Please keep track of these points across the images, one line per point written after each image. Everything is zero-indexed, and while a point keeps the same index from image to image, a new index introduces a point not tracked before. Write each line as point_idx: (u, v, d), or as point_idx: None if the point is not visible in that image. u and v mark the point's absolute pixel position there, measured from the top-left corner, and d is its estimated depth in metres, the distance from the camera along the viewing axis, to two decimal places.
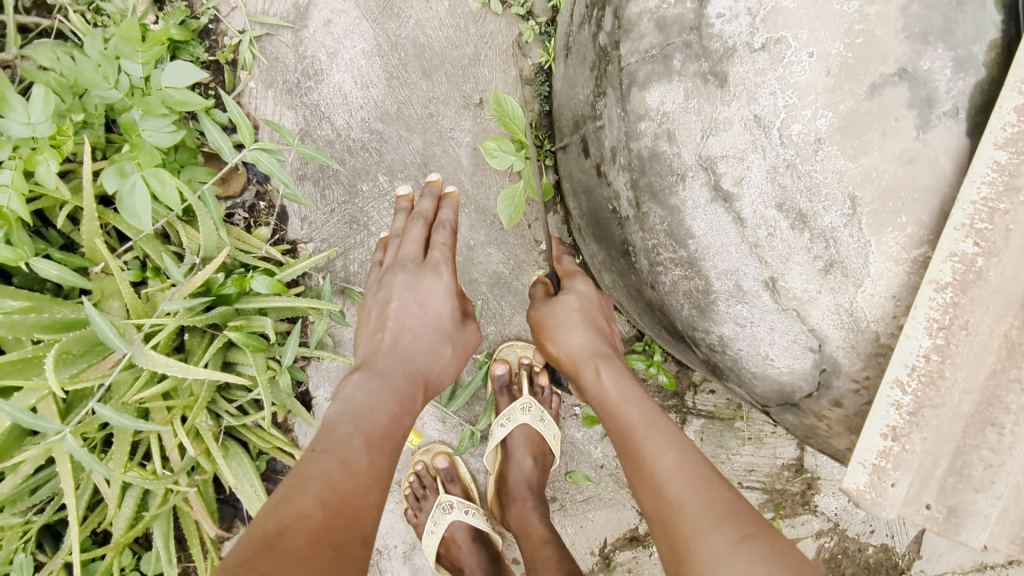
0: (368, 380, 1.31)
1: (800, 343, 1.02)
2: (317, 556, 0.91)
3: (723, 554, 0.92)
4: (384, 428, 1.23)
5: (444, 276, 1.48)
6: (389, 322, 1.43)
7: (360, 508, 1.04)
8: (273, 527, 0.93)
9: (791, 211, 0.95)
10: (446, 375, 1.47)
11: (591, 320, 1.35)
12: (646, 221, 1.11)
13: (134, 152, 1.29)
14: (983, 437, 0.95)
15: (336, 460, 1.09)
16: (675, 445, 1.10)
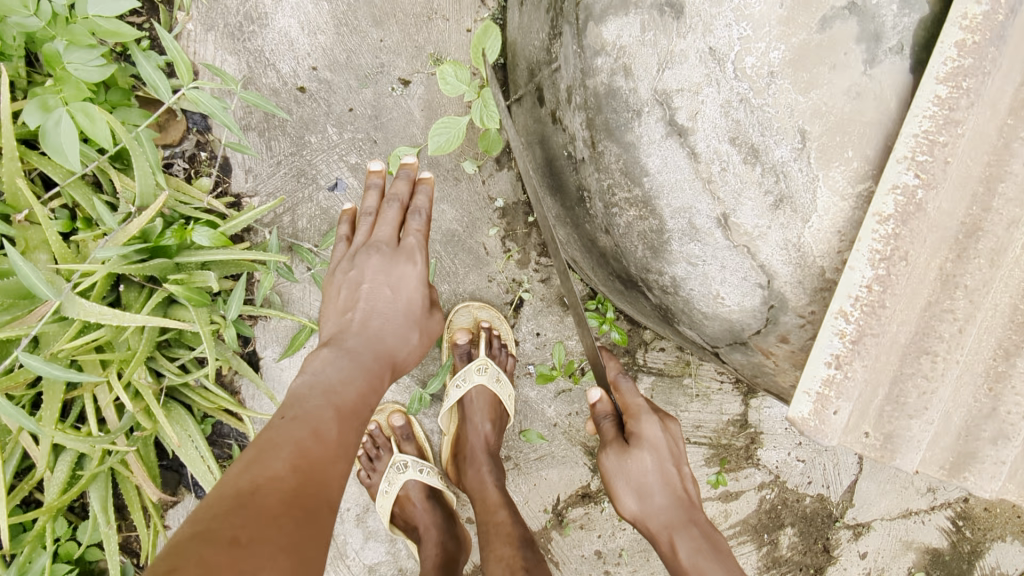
0: (338, 355, 1.27)
1: (750, 280, 1.04)
2: (291, 515, 0.88)
3: None
4: (354, 403, 1.18)
5: (418, 264, 1.48)
6: (360, 301, 1.40)
7: (331, 476, 1.01)
8: (244, 488, 0.89)
9: (743, 145, 0.96)
10: (412, 358, 1.45)
11: (664, 473, 1.42)
12: (602, 160, 1.12)
13: (60, 85, 1.23)
14: (918, 365, 0.99)
15: (307, 429, 1.05)
16: None
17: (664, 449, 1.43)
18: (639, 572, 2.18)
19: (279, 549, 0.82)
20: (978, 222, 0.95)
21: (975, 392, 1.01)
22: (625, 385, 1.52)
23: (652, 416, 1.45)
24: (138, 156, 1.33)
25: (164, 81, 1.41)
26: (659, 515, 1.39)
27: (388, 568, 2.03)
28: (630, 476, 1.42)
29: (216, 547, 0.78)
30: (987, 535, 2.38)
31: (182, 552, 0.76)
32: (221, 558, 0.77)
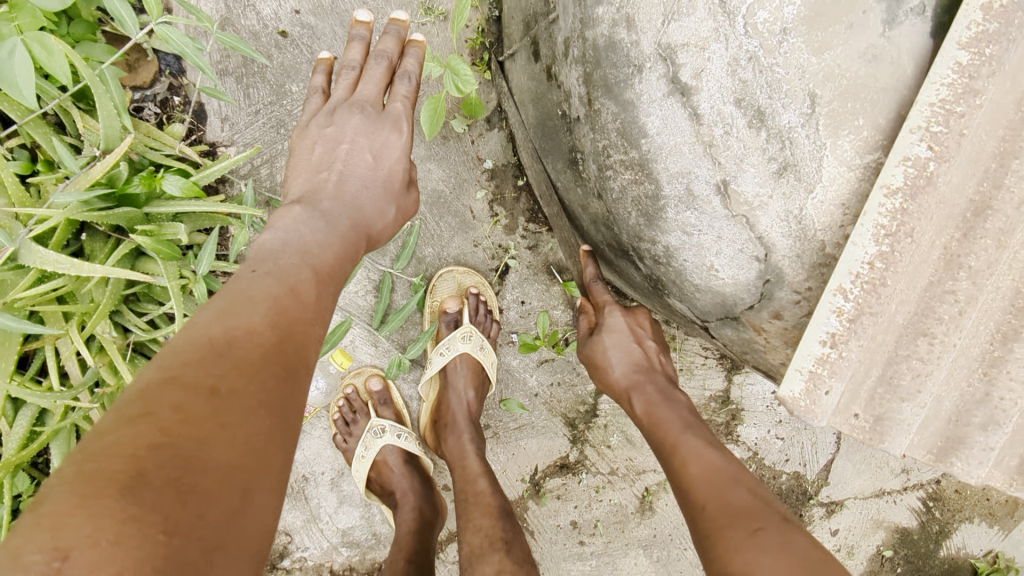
0: (312, 216, 1.18)
1: (746, 252, 0.99)
2: (270, 369, 0.82)
3: (740, 544, 0.90)
4: (331, 265, 1.10)
5: (403, 135, 1.39)
6: (337, 161, 1.31)
7: (310, 338, 0.94)
8: (219, 337, 0.82)
9: (749, 108, 0.90)
10: (387, 235, 1.37)
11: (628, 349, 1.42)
12: (598, 119, 1.06)
13: (15, 12, 1.13)
14: (914, 347, 0.96)
15: (283, 284, 0.96)
16: (702, 460, 1.09)
17: (626, 331, 1.42)
18: (613, 543, 2.18)
19: (260, 406, 0.78)
20: (988, 200, 0.91)
21: (969, 376, 0.99)
22: (597, 283, 1.45)
23: (613, 304, 1.44)
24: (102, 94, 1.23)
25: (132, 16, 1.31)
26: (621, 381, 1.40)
27: (361, 532, 2.01)
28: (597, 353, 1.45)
29: (193, 396, 0.73)
30: (956, 516, 2.41)
31: (154, 398, 0.71)
32: (199, 409, 0.72)
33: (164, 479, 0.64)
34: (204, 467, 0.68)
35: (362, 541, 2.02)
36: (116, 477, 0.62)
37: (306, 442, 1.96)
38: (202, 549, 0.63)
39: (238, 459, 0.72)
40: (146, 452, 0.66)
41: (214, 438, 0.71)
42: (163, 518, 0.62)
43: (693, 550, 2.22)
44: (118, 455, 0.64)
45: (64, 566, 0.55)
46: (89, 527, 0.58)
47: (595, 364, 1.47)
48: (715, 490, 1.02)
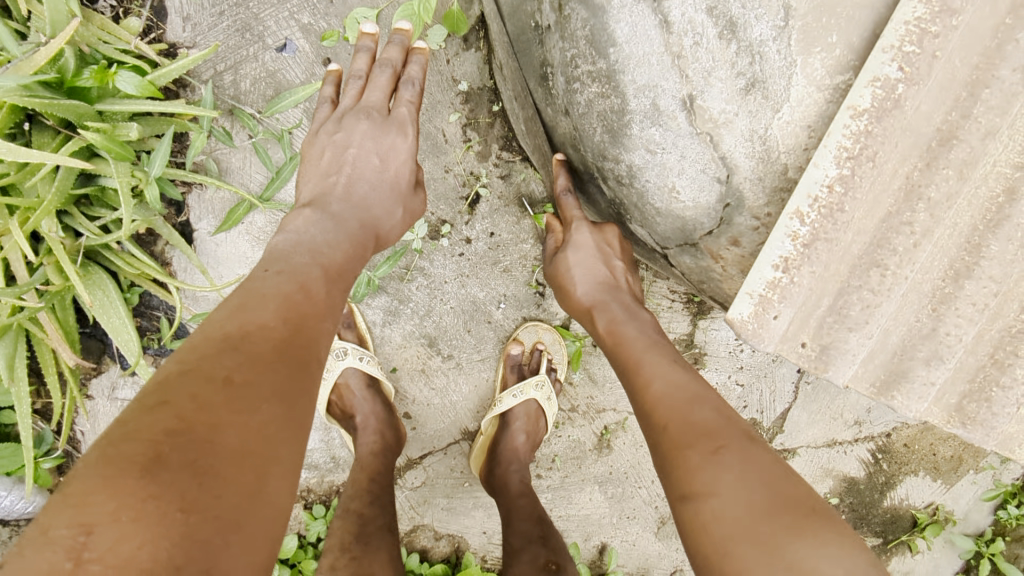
0: (321, 219, 1.20)
1: (708, 173, 0.97)
2: (284, 361, 0.82)
3: (699, 464, 0.91)
4: (341, 264, 1.12)
5: (410, 138, 1.38)
6: (346, 166, 1.31)
7: (322, 333, 0.94)
8: (232, 333, 0.82)
9: (721, 17, 0.87)
10: (395, 236, 1.38)
11: (592, 265, 1.37)
12: (567, 26, 1.00)
13: None
14: (866, 278, 0.95)
15: (294, 283, 0.98)
16: (666, 376, 1.09)
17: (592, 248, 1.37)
18: (570, 477, 2.26)
19: (275, 394, 0.77)
20: (954, 129, 0.89)
21: (918, 311, 0.99)
22: (568, 198, 1.40)
23: (580, 221, 1.39)
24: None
25: None
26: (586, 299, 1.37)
27: (321, 455, 2.03)
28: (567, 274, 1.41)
29: (208, 385, 0.73)
30: (903, 468, 2.36)
31: (172, 386, 0.71)
32: (214, 395, 0.72)
33: (182, 460, 0.64)
34: (220, 449, 0.68)
35: (321, 465, 2.04)
36: (136, 458, 0.62)
37: None
38: (221, 527, 0.63)
39: (253, 442, 0.71)
40: (164, 436, 0.65)
41: (230, 425, 0.70)
42: (181, 495, 0.62)
43: (646, 489, 2.28)
44: (139, 439, 0.64)
45: (89, 541, 0.57)
46: (112, 504, 0.59)
47: (561, 284, 1.44)
48: (677, 404, 1.02)
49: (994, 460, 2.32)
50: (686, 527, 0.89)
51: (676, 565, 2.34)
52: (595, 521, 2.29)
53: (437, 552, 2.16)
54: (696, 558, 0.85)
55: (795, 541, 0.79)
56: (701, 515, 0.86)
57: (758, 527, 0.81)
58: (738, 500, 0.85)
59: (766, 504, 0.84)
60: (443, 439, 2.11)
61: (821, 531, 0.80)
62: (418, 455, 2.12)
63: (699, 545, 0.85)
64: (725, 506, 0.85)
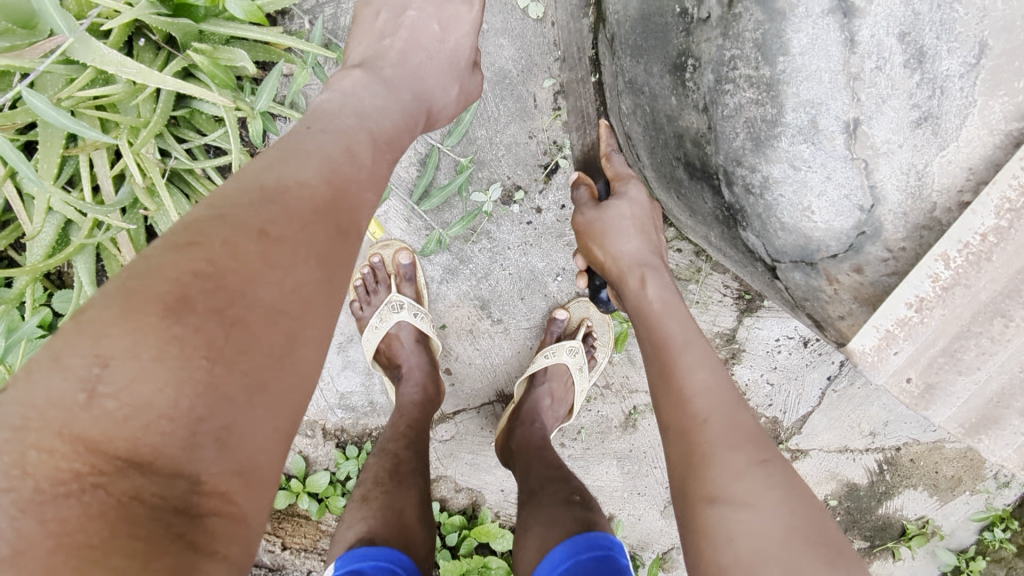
0: (371, 82, 1.11)
1: (852, 199, 0.96)
2: (323, 225, 0.74)
3: (739, 470, 0.85)
4: (388, 135, 1.02)
5: (472, 10, 1.39)
6: (402, 29, 1.30)
7: (364, 202, 0.85)
8: (271, 184, 0.74)
9: (911, 45, 0.84)
10: (446, 115, 1.37)
11: (640, 226, 1.44)
12: (734, 24, 0.95)
13: None
14: (988, 326, 0.96)
15: (338, 143, 0.87)
16: (712, 374, 1.01)
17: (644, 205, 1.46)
18: (591, 449, 2.31)
19: (311, 257, 0.71)
20: None
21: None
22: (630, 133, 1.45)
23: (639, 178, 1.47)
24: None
25: None
26: (628, 255, 1.39)
27: (359, 399, 2.05)
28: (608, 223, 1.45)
29: (241, 232, 0.66)
30: (903, 481, 2.30)
31: (202, 227, 0.65)
32: (249, 245, 0.66)
33: (210, 308, 0.60)
34: (250, 302, 0.63)
35: (358, 408, 2.07)
36: (160, 297, 0.59)
37: None
38: (246, 386, 0.59)
39: (285, 305, 0.66)
40: (191, 279, 0.61)
41: (260, 278, 0.65)
42: (207, 344, 0.58)
43: (661, 470, 2.33)
44: (162, 278, 0.60)
45: (104, 374, 0.55)
46: (131, 341, 0.56)
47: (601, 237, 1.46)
48: (722, 406, 0.94)
49: (993, 485, 2.30)
50: (703, 527, 0.83)
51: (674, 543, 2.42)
52: (607, 492, 2.36)
53: (455, 504, 2.21)
54: (707, 562, 0.80)
55: (825, 571, 0.74)
56: (728, 523, 0.81)
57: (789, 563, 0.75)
58: (775, 521, 0.79)
59: (802, 538, 0.78)
60: (479, 398, 2.15)
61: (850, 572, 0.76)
62: (451, 411, 2.16)
63: (715, 551, 0.80)
64: (759, 521, 0.79)
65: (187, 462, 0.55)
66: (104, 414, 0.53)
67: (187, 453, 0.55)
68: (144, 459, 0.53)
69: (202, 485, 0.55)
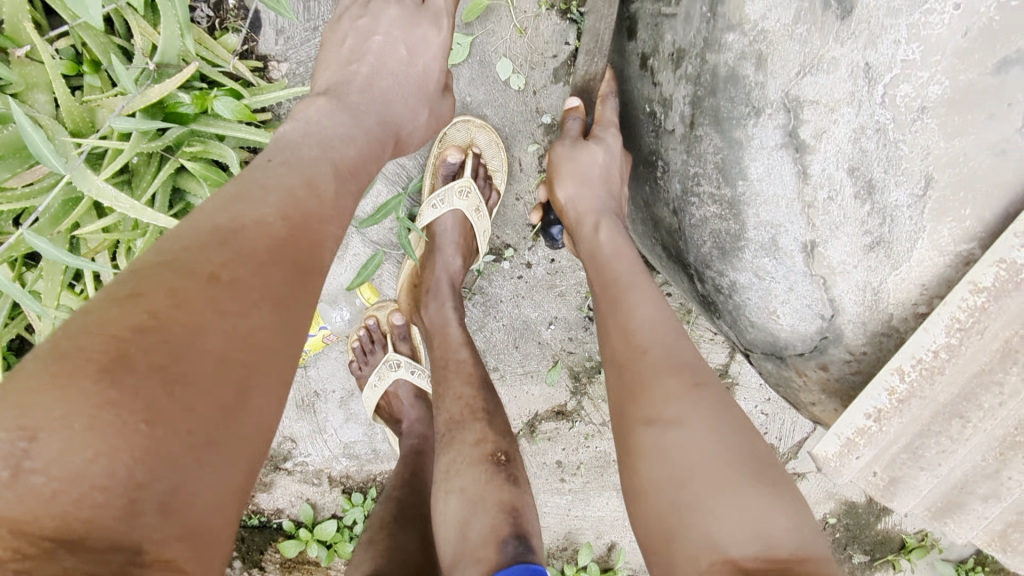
0: (335, 109, 1.07)
1: (813, 308, 1.00)
2: (279, 266, 0.72)
3: (676, 394, 0.87)
4: (354, 163, 0.98)
5: (442, 31, 1.30)
6: (369, 54, 1.22)
7: (327, 236, 0.82)
8: (224, 225, 0.71)
9: (861, 178, 0.87)
10: (416, 140, 1.28)
11: (608, 176, 1.22)
12: (696, 145, 0.99)
13: None
14: (946, 426, 1.01)
15: (298, 176, 0.85)
16: (654, 303, 1.02)
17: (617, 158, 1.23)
18: (591, 484, 2.28)
19: (267, 299, 0.68)
20: None
21: (986, 452, 1.05)
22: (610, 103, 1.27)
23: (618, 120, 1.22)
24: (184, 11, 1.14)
25: None
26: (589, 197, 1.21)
27: (362, 448, 2.10)
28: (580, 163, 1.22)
29: (188, 278, 0.64)
30: None
31: (146, 278, 0.62)
32: (194, 293, 0.63)
33: (149, 364, 0.56)
34: (196, 353, 0.59)
35: (361, 455, 2.12)
36: (94, 356, 0.54)
37: (322, 361, 2.01)
38: (191, 447, 0.56)
39: (237, 352, 0.63)
40: (129, 334, 0.57)
41: (209, 326, 0.61)
42: (146, 405, 0.54)
43: None
44: (98, 334, 0.56)
45: (30, 448, 0.50)
46: (59, 408, 0.51)
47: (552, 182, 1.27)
48: (662, 338, 0.96)
49: None
50: (638, 449, 0.86)
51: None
52: (608, 523, 2.35)
53: None
54: (642, 483, 0.83)
55: (758, 487, 0.77)
56: (666, 441, 0.83)
57: (722, 481, 0.77)
58: (709, 440, 0.81)
59: (737, 455, 0.80)
60: None
61: (778, 486, 0.79)
62: None
63: (650, 470, 0.83)
64: (691, 437, 0.82)
65: (127, 530, 0.49)
66: (30, 491, 0.48)
67: (124, 523, 0.50)
68: (74, 535, 0.47)
69: (142, 555, 0.49)
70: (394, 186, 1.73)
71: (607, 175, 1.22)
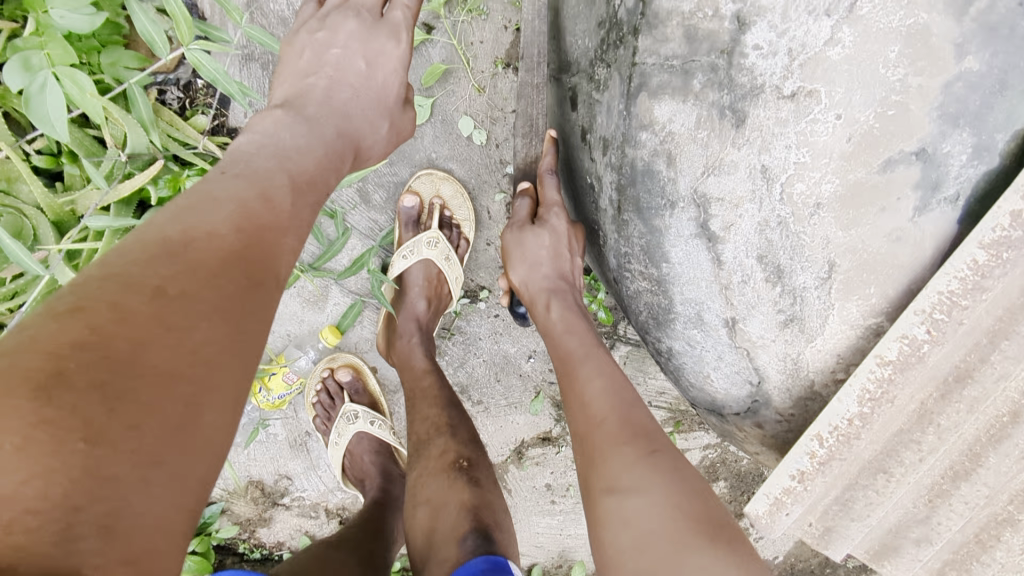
0: (293, 121, 1.08)
1: (741, 375, 1.07)
2: (230, 277, 0.74)
3: (629, 463, 0.93)
4: (311, 175, 1.00)
5: (401, 46, 1.28)
6: (327, 67, 1.21)
7: (280, 248, 0.84)
8: (173, 236, 0.74)
9: (769, 264, 0.93)
10: (376, 153, 1.24)
11: (555, 252, 1.39)
12: (624, 228, 1.06)
13: (44, 39, 1.09)
14: (873, 480, 1.07)
15: (252, 189, 0.87)
16: (605, 374, 1.10)
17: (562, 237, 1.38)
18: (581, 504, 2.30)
19: (215, 311, 0.69)
20: (970, 370, 0.98)
21: (916, 500, 1.10)
22: (550, 179, 1.41)
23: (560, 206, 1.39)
24: (148, 112, 1.25)
25: (161, 32, 1.22)
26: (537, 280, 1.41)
27: None
28: (525, 248, 1.42)
29: (134, 293, 0.65)
30: None
31: (91, 293, 0.63)
32: (140, 309, 0.63)
33: (88, 381, 0.56)
34: (140, 369, 0.60)
35: (355, 487, 2.17)
36: (32, 373, 0.54)
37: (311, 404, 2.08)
38: (136, 464, 0.55)
39: (183, 365, 0.64)
40: (70, 350, 0.57)
41: (153, 341, 0.62)
42: (85, 423, 0.54)
43: None
44: (37, 351, 0.56)
45: None
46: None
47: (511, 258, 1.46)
48: (613, 403, 1.03)
49: None
50: (602, 518, 0.91)
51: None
52: None
53: None
54: (609, 551, 0.88)
55: (710, 550, 0.82)
56: (624, 509, 0.89)
57: (675, 544, 0.83)
58: (662, 502, 0.87)
59: (687, 513, 0.86)
60: None
61: (731, 545, 0.84)
62: None
63: (612, 538, 0.88)
64: (647, 504, 0.87)
65: (63, 555, 0.48)
66: None
67: (62, 548, 0.48)
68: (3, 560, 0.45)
69: None
70: (367, 240, 1.81)
71: (555, 251, 1.39)
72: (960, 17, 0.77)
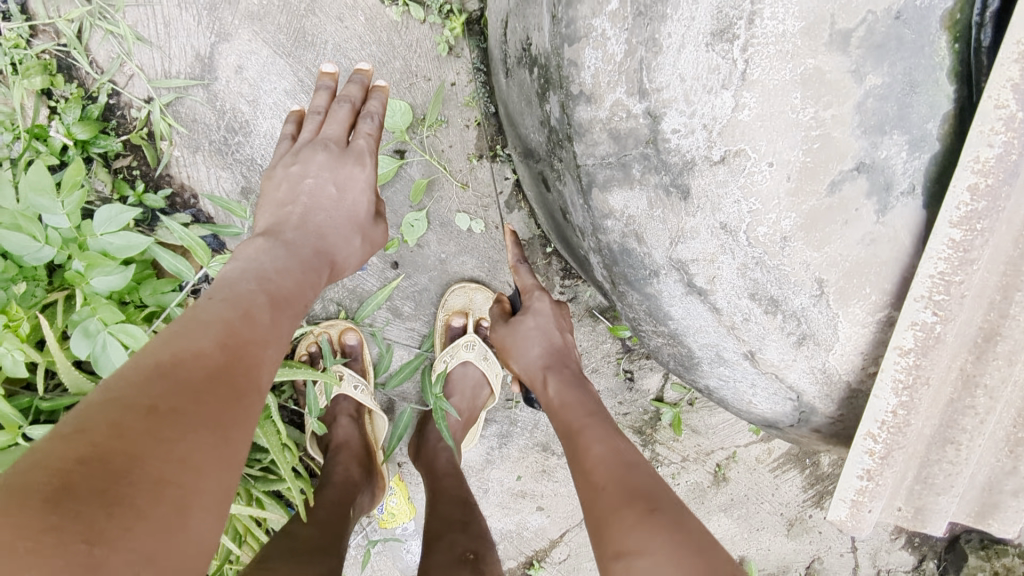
0: (273, 246, 1.16)
1: (780, 394, 1.12)
2: (218, 391, 0.79)
3: (631, 525, 0.93)
4: (289, 293, 1.07)
5: (368, 168, 1.34)
6: (301, 196, 1.27)
7: (260, 361, 0.90)
8: (165, 359, 0.79)
9: (762, 299, 0.98)
10: (351, 263, 1.34)
11: (547, 334, 1.46)
12: (624, 298, 1.15)
13: (94, 305, 1.29)
14: (943, 453, 1.08)
15: (237, 310, 0.94)
16: (605, 438, 1.16)
17: (550, 315, 1.48)
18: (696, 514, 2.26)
19: (204, 424, 0.74)
20: (996, 326, 0.99)
21: (997, 453, 1.10)
22: (523, 268, 1.52)
23: (540, 289, 1.50)
24: None
25: (185, 262, 1.41)
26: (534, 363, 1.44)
27: None
28: (516, 335, 1.48)
29: (132, 411, 0.70)
30: None
31: (92, 413, 0.68)
32: (136, 424, 0.69)
33: (92, 490, 0.61)
34: (140, 477, 0.65)
35: None
36: (42, 487, 0.60)
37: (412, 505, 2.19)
38: (132, 562, 0.61)
39: (179, 473, 0.69)
40: (75, 465, 0.62)
41: (154, 456, 0.67)
42: (88, 526, 0.59)
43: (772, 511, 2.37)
44: (45, 469, 0.61)
45: None
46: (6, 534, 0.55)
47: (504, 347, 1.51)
48: (615, 465, 1.07)
49: None
50: None
51: (814, 555, 2.35)
52: (728, 539, 2.31)
53: None
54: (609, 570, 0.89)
55: None
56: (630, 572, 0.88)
57: None
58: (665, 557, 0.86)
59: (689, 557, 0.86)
60: (576, 517, 2.30)
61: None
62: (558, 535, 2.31)
63: None
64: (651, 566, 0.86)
65: None
66: None
67: None
68: None
69: None
70: (412, 348, 1.95)
71: (548, 331, 1.47)
72: (845, 49, 0.83)
